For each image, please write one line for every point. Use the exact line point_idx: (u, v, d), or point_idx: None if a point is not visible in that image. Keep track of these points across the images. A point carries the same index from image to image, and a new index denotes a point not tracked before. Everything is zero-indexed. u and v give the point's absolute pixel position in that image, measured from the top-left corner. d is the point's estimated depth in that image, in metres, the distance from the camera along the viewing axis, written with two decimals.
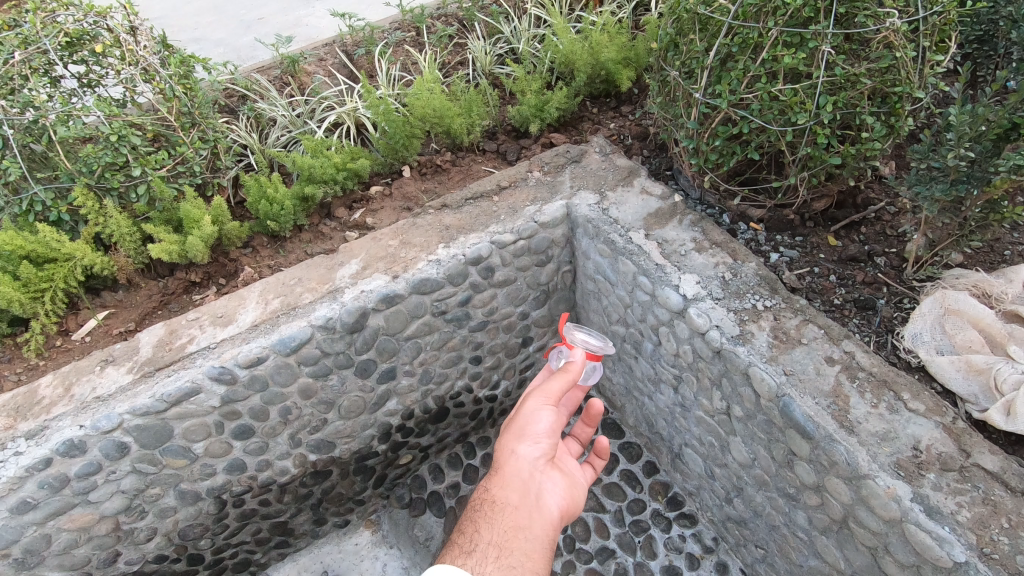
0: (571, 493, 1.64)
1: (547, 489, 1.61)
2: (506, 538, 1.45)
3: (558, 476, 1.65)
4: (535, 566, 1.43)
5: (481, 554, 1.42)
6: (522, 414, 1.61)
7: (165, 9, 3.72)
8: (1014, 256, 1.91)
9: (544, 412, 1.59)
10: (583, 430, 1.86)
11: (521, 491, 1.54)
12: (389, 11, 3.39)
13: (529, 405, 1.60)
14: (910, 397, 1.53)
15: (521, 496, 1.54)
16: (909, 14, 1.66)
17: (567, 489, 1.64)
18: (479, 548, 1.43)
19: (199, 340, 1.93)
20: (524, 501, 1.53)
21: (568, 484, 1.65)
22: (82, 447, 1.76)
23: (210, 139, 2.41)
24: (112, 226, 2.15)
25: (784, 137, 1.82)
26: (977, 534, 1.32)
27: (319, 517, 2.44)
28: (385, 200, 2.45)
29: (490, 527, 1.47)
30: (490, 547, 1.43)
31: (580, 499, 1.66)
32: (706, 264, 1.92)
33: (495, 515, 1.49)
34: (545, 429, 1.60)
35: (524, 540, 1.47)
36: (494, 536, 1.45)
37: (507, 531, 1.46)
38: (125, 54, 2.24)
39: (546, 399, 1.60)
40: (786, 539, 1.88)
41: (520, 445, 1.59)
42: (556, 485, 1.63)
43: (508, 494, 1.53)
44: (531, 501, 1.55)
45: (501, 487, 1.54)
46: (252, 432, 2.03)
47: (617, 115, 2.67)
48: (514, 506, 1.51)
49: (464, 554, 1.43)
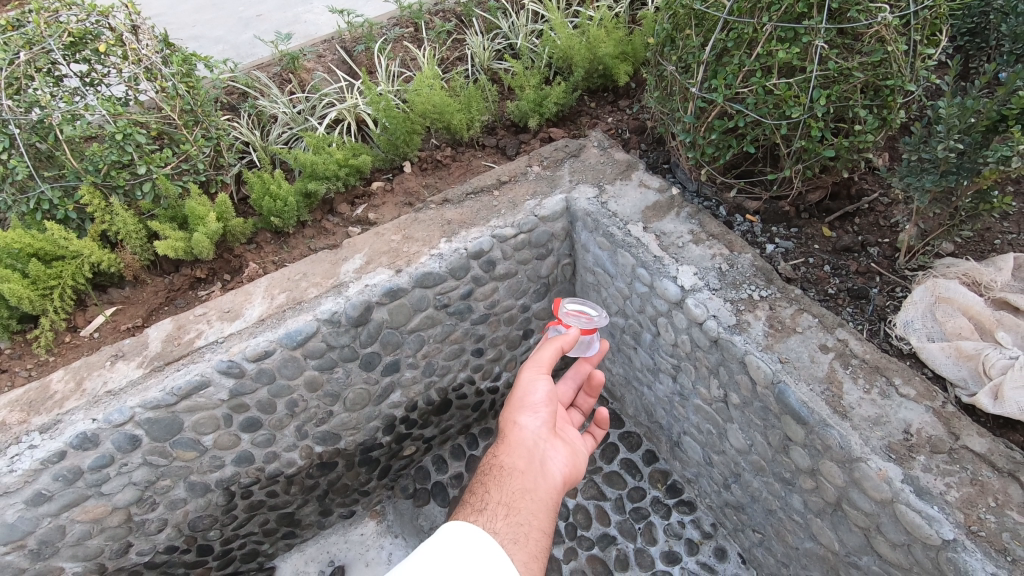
0: (574, 461, 1.69)
1: (552, 456, 1.66)
2: (514, 498, 1.49)
3: (562, 444, 1.71)
4: (543, 526, 1.46)
5: (491, 512, 1.44)
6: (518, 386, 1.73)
7: (164, 7, 3.74)
8: (1004, 245, 1.95)
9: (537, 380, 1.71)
10: (586, 401, 1.99)
11: (526, 456, 1.60)
12: (387, 7, 3.41)
13: (524, 377, 1.73)
14: (901, 382, 1.58)
15: (527, 462, 1.59)
16: (900, 8, 1.69)
17: (570, 456, 1.69)
18: (490, 507, 1.45)
19: (207, 334, 1.96)
20: (531, 466, 1.58)
21: (571, 452, 1.71)
22: (95, 440, 1.80)
23: (213, 136, 2.44)
24: (119, 224, 2.18)
25: (779, 130, 1.85)
26: (965, 513, 1.37)
27: (326, 508, 2.49)
28: (387, 196, 2.49)
29: (499, 489, 1.51)
30: (500, 506, 1.46)
31: (583, 467, 1.71)
32: (704, 255, 1.97)
33: (503, 479, 1.54)
34: (541, 398, 1.71)
35: (531, 501, 1.50)
36: (503, 496, 1.49)
37: (514, 493, 1.50)
38: (127, 53, 2.26)
39: (539, 370, 1.73)
40: (782, 523, 1.93)
41: (521, 415, 1.69)
42: (560, 453, 1.68)
43: (514, 459, 1.58)
44: (536, 467, 1.60)
45: (507, 453, 1.60)
46: (260, 425, 2.07)
47: (615, 109, 2.70)
48: (521, 469, 1.56)
49: (475, 512, 1.44)
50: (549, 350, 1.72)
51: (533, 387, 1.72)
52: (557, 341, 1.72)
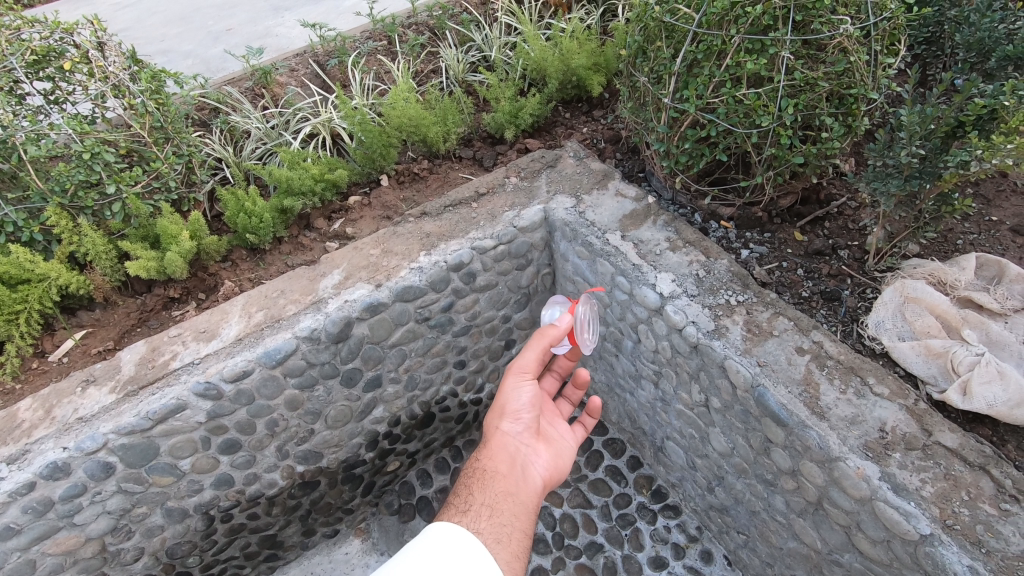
0: (557, 464, 1.72)
1: (535, 462, 1.68)
2: (497, 500, 1.49)
3: (545, 448, 1.73)
4: (525, 527, 1.47)
5: (475, 513, 1.43)
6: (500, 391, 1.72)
7: (130, 21, 3.68)
8: (966, 245, 2.02)
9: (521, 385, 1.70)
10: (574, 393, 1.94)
11: (507, 461, 1.62)
12: (360, 20, 3.41)
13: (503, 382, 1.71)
14: (875, 382, 1.63)
15: (508, 466, 1.61)
16: (860, 20, 1.76)
17: (553, 459, 1.72)
18: (474, 508, 1.44)
19: (182, 356, 1.92)
20: (512, 471, 1.60)
21: (554, 455, 1.73)
22: (66, 469, 1.74)
23: (184, 154, 2.40)
24: (87, 245, 2.13)
25: (750, 139, 1.90)
26: (940, 507, 1.40)
27: (308, 528, 2.44)
28: (365, 210, 2.47)
29: (482, 491, 1.51)
30: (484, 507, 1.45)
31: (566, 469, 1.74)
32: (681, 262, 2.00)
33: (486, 482, 1.54)
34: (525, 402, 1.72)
35: (513, 503, 1.51)
36: (487, 497, 1.48)
37: (497, 495, 1.50)
38: (94, 70, 2.22)
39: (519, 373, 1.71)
40: (766, 523, 1.96)
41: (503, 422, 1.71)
42: (542, 457, 1.70)
43: (496, 463, 1.60)
44: (518, 472, 1.62)
45: (489, 457, 1.62)
46: (239, 446, 2.03)
47: (589, 119, 2.74)
48: (503, 472, 1.58)
49: (460, 513, 1.42)
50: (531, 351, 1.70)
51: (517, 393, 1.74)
52: (540, 339, 1.68)
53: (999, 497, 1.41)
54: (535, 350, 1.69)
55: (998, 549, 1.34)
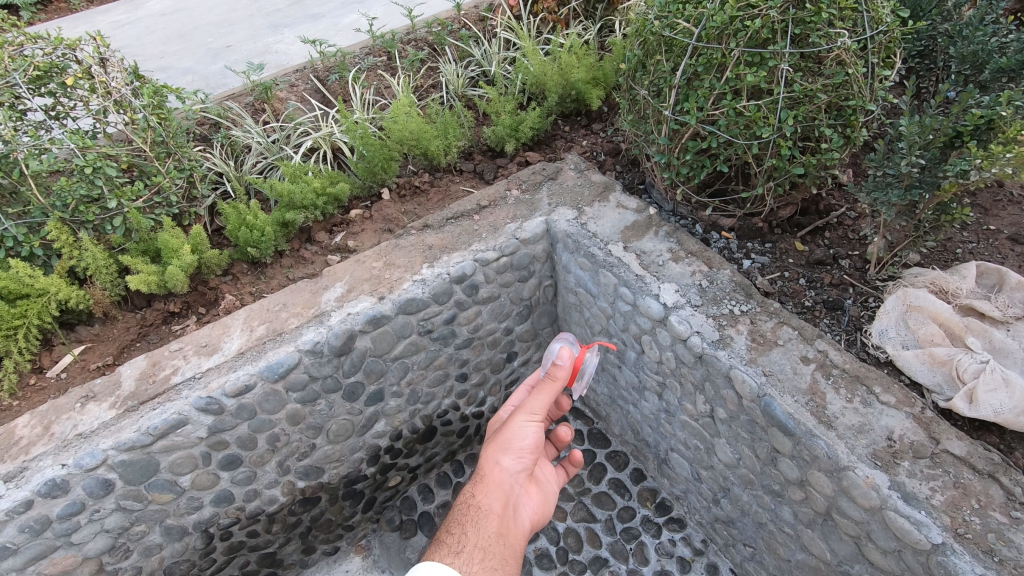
0: (542, 508, 1.71)
1: (522, 503, 1.66)
2: (490, 542, 1.49)
3: (533, 489, 1.71)
4: (513, 570, 1.48)
5: (467, 555, 1.45)
6: (509, 426, 1.63)
7: (130, 38, 3.71)
8: (965, 254, 2.03)
9: (531, 426, 1.62)
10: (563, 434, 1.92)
11: (502, 500, 1.59)
12: (359, 36, 3.45)
13: (516, 419, 1.62)
14: (881, 390, 1.63)
15: (503, 505, 1.58)
16: (857, 33, 1.79)
17: (540, 503, 1.71)
18: (467, 549, 1.46)
19: (183, 370, 1.90)
20: (506, 511, 1.58)
21: (542, 500, 1.72)
22: (64, 487, 1.71)
23: (186, 168, 2.40)
24: (88, 260, 2.12)
25: (750, 150, 1.92)
26: (951, 516, 1.40)
27: (308, 546, 2.39)
28: (366, 223, 2.47)
29: (476, 531, 1.50)
30: (477, 549, 1.46)
31: (549, 515, 1.74)
32: (684, 272, 2.00)
33: (481, 522, 1.52)
34: (529, 444, 1.64)
35: (503, 546, 1.51)
36: (481, 538, 1.48)
37: (490, 537, 1.50)
38: (96, 85, 2.23)
39: (532, 415, 1.62)
40: (774, 535, 1.94)
41: (503, 456, 1.63)
42: (530, 500, 1.68)
43: (492, 502, 1.57)
44: (510, 512, 1.60)
45: (484, 494, 1.57)
46: (239, 462, 2.00)
47: (589, 132, 2.76)
48: (498, 513, 1.55)
49: (452, 553, 1.45)
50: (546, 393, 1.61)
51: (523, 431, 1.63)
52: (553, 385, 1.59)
53: (1009, 505, 1.41)
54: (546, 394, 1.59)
55: (1011, 558, 1.33)
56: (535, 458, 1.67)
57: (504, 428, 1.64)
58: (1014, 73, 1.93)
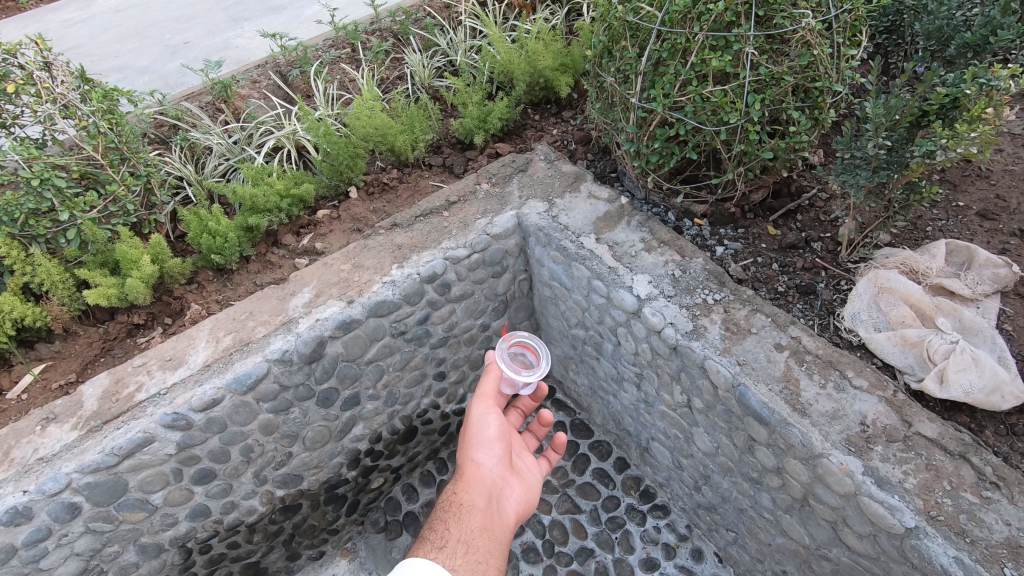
0: (526, 499, 1.79)
1: (506, 496, 1.74)
2: (474, 535, 1.53)
3: (515, 482, 1.80)
4: (499, 562, 1.52)
5: (451, 549, 1.48)
6: (472, 423, 1.79)
7: (81, 38, 3.55)
8: (935, 232, 2.03)
9: (491, 417, 1.79)
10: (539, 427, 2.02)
11: (483, 495, 1.66)
12: (322, 28, 3.34)
13: (474, 414, 1.78)
14: (853, 374, 1.63)
15: (485, 499, 1.65)
16: (821, 12, 1.75)
17: (524, 495, 1.79)
18: (450, 544, 1.49)
19: (148, 387, 1.84)
20: (488, 503, 1.65)
21: (524, 491, 1.80)
22: (28, 514, 1.66)
23: (142, 175, 2.32)
24: (42, 275, 2.04)
25: (718, 136, 1.89)
26: (924, 499, 1.40)
27: (292, 553, 2.36)
28: (334, 223, 2.41)
29: (460, 526, 1.54)
30: (460, 543, 1.49)
31: (534, 504, 1.81)
32: (657, 263, 1.98)
33: (463, 516, 1.58)
34: (494, 437, 1.78)
35: (489, 540, 1.55)
36: (464, 532, 1.53)
37: (474, 530, 1.55)
38: (40, 92, 2.14)
39: (488, 407, 1.78)
40: (754, 520, 1.95)
41: (476, 454, 1.76)
42: (513, 493, 1.76)
43: (473, 497, 1.64)
44: (493, 504, 1.67)
45: (466, 491, 1.65)
46: (213, 475, 1.96)
47: (559, 121, 2.71)
48: (480, 507, 1.62)
49: (435, 549, 1.47)
50: (490, 381, 1.79)
51: (485, 424, 1.78)
52: (491, 371, 1.79)
53: (980, 485, 1.42)
54: (491, 382, 1.79)
55: (982, 538, 1.34)
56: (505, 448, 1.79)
57: (466, 427, 1.79)
58: (980, 48, 1.92)
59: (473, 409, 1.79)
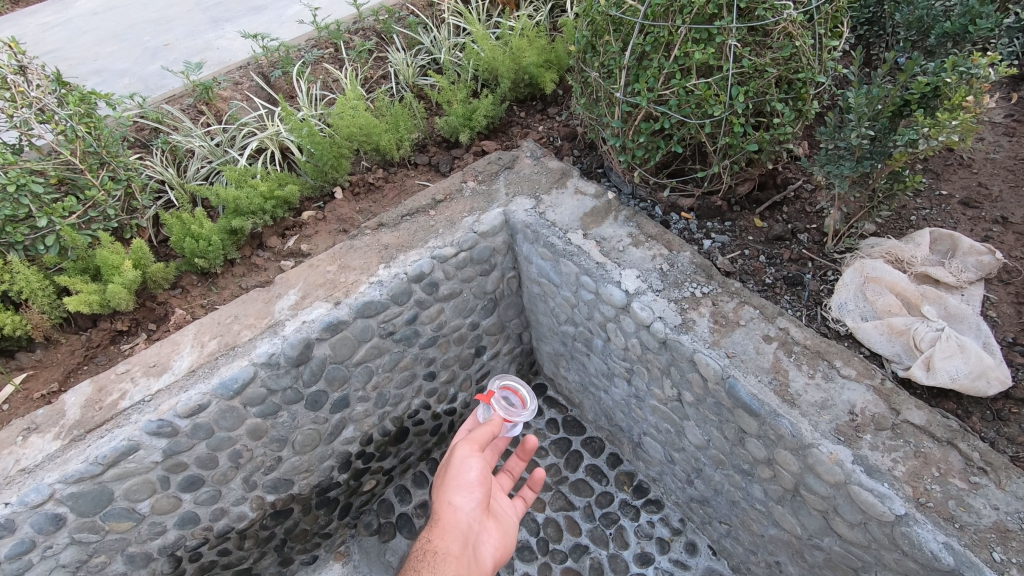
0: (502, 542, 1.86)
1: (482, 541, 1.80)
2: None
3: (491, 526, 1.85)
4: None
5: None
6: (453, 464, 1.77)
7: (59, 41, 3.49)
8: (919, 221, 2.05)
9: (473, 461, 1.77)
10: (516, 464, 2.06)
11: (459, 541, 1.69)
12: (303, 27, 3.31)
13: (457, 457, 1.76)
14: (842, 364, 1.64)
15: (460, 546, 1.68)
16: (802, 4, 1.76)
17: (499, 539, 1.85)
18: None
19: (131, 394, 1.81)
20: (464, 549, 1.68)
21: (500, 534, 1.87)
22: (11, 526, 1.63)
23: (122, 179, 2.28)
24: (20, 283, 2.01)
25: (703, 129, 1.89)
26: (913, 486, 1.41)
27: (284, 558, 2.34)
28: (319, 224, 2.39)
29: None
30: None
31: (510, 547, 1.88)
32: (644, 257, 1.98)
33: (437, 565, 1.62)
34: (475, 480, 1.77)
35: None
36: None
37: None
38: (15, 96, 2.10)
39: (473, 451, 1.77)
40: (747, 512, 1.95)
41: (454, 496, 1.75)
42: (490, 537, 1.83)
43: (449, 544, 1.67)
44: (468, 550, 1.70)
45: (442, 537, 1.67)
46: (201, 482, 1.93)
47: (544, 117, 2.70)
48: (455, 554, 1.65)
49: None
50: (485, 429, 1.79)
51: (466, 467, 1.77)
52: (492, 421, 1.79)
53: (967, 471, 1.43)
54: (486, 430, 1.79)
55: (971, 523, 1.35)
56: (484, 492, 1.79)
57: (447, 469, 1.77)
58: (959, 37, 1.93)
59: (457, 452, 1.78)
